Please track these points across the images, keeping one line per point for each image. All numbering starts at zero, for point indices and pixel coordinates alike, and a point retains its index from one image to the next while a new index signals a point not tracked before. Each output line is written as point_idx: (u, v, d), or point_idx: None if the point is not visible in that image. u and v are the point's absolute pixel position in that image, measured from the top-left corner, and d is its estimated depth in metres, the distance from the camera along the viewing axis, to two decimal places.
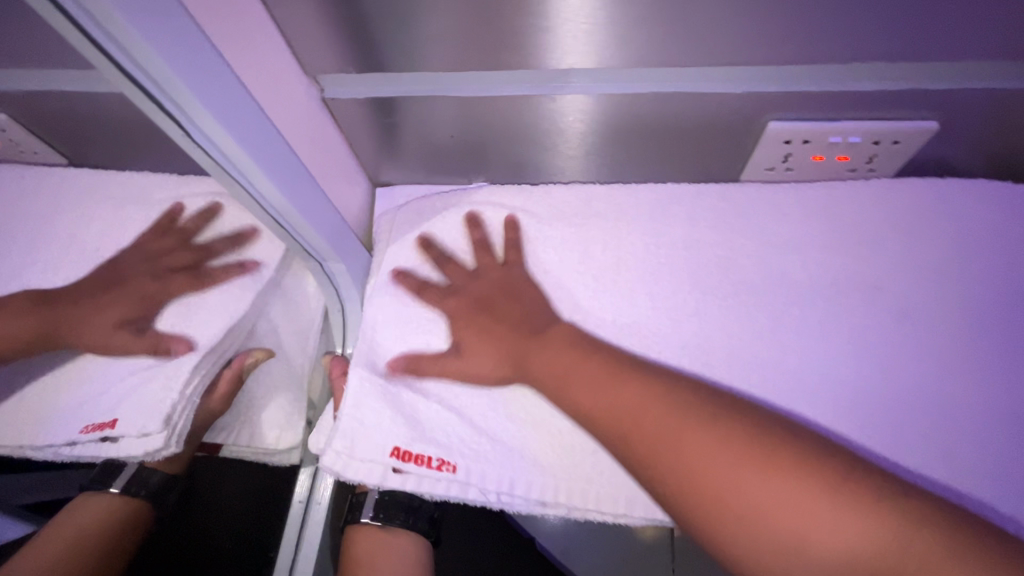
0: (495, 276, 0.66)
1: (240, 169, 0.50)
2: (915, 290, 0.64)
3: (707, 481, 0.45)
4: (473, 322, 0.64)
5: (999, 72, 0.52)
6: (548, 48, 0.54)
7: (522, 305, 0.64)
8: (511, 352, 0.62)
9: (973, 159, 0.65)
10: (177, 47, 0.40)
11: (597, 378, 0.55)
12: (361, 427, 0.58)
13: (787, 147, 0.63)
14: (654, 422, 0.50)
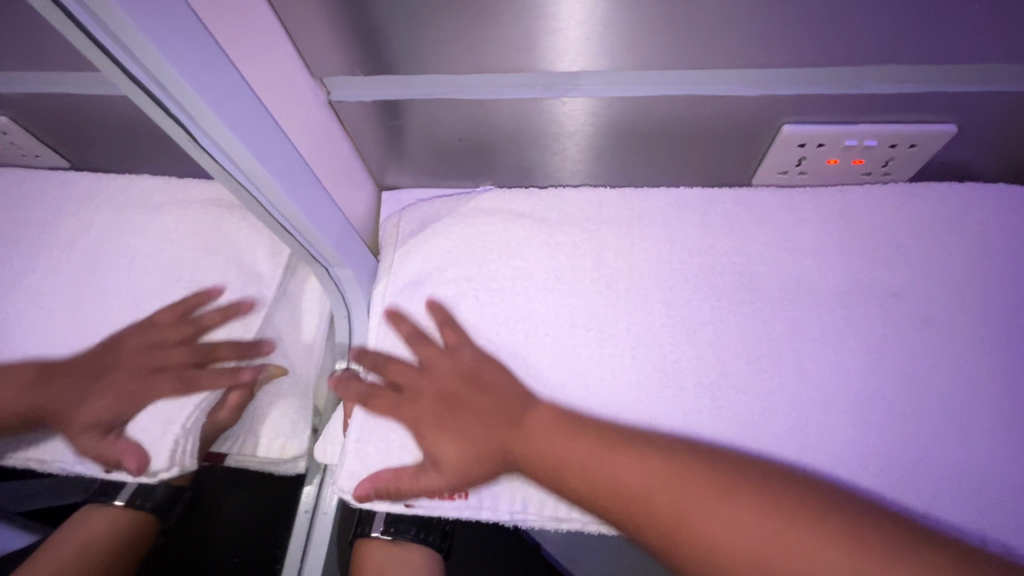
0: (455, 359, 0.59)
1: (246, 173, 0.48)
2: (959, 306, 0.58)
3: (702, 533, 0.47)
4: (438, 417, 0.57)
5: (1021, 75, 0.50)
6: (563, 49, 0.51)
7: (493, 389, 0.57)
8: (487, 447, 0.55)
9: (993, 165, 0.62)
10: (190, 56, 0.39)
11: (585, 443, 0.53)
12: (366, 466, 0.56)
13: (801, 151, 0.60)
14: (649, 487, 0.50)
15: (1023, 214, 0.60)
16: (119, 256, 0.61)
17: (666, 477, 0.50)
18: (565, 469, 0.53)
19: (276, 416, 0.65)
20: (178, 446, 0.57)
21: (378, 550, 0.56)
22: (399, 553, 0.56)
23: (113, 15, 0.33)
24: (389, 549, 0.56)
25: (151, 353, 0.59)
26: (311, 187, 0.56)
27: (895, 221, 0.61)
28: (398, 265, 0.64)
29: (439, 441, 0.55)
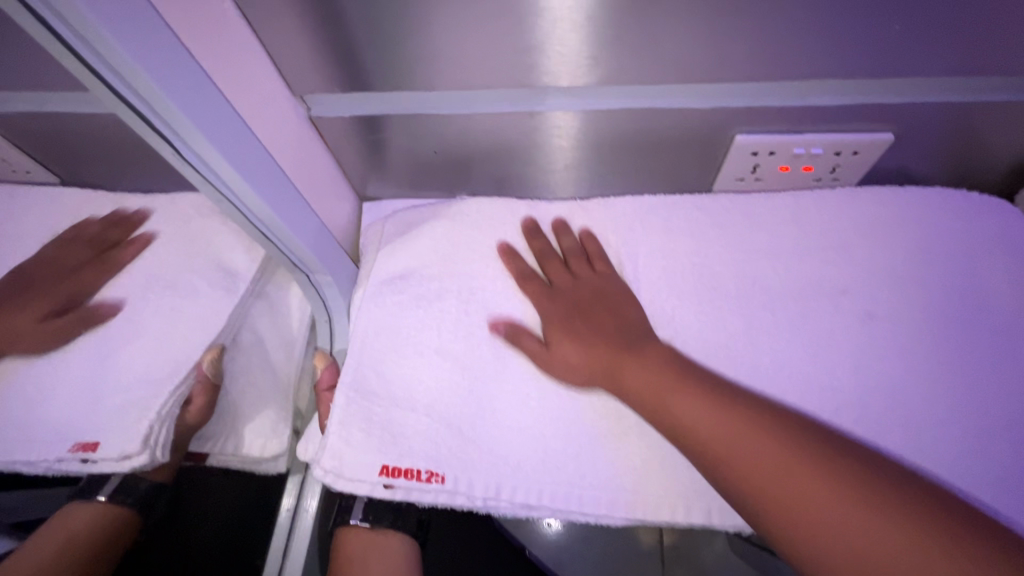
0: (599, 282, 0.61)
1: (224, 183, 0.52)
2: (913, 302, 0.61)
3: (776, 484, 0.45)
4: (568, 316, 0.60)
5: (949, 87, 0.55)
6: (529, 67, 0.55)
7: (625, 315, 0.59)
8: (602, 362, 0.57)
9: (935, 171, 0.66)
10: (172, 72, 0.42)
11: (697, 396, 0.51)
12: (349, 448, 0.54)
13: (754, 159, 0.64)
14: (719, 430, 0.49)
15: (965, 211, 0.64)
16: None
17: (765, 445, 0.47)
18: (670, 411, 0.52)
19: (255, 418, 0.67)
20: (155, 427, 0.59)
21: (357, 539, 0.56)
22: (376, 543, 0.56)
23: (103, 40, 0.36)
24: (368, 537, 0.56)
25: (62, 260, 0.59)
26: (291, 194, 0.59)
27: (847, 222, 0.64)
28: (380, 264, 0.65)
29: (558, 340, 0.58)
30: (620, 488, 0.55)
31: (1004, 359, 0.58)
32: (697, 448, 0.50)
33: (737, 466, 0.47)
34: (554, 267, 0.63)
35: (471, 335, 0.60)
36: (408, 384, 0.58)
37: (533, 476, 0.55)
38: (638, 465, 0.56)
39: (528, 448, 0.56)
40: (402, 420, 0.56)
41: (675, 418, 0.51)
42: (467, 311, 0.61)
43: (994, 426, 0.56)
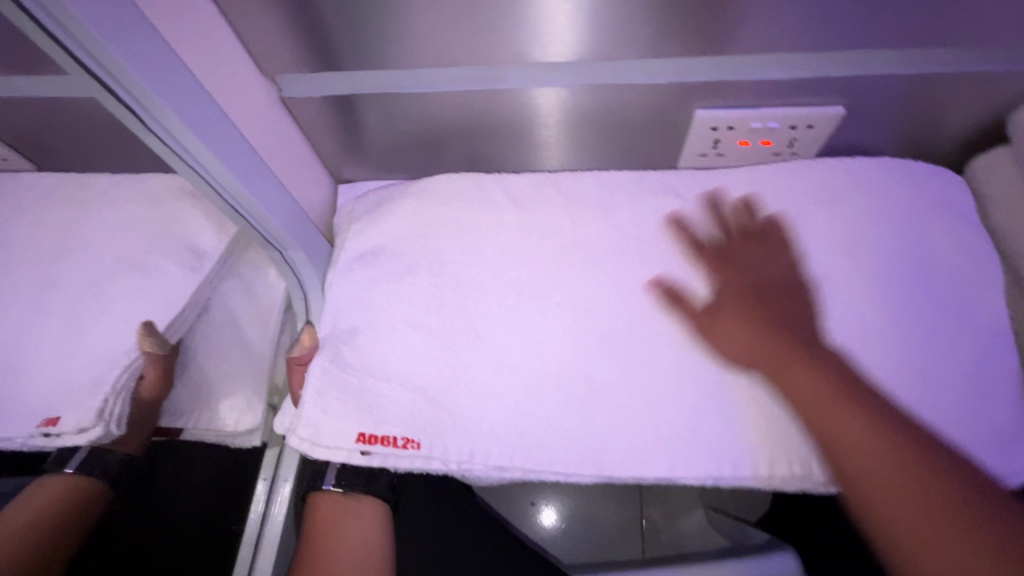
0: (761, 271, 0.58)
1: (195, 158, 0.53)
2: (877, 262, 0.62)
3: (912, 521, 0.42)
4: (742, 304, 0.56)
5: (895, 60, 0.57)
6: (493, 44, 0.57)
7: (806, 315, 0.55)
8: (772, 353, 0.52)
9: (890, 145, 0.68)
10: (138, 47, 0.43)
11: (868, 423, 0.46)
12: (325, 416, 0.56)
13: (715, 135, 0.66)
14: (853, 446, 0.46)
15: (918, 180, 0.66)
16: (76, 249, 0.63)
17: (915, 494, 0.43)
18: (838, 429, 0.47)
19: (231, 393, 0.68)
20: (111, 406, 0.59)
21: (330, 505, 0.58)
22: (348, 509, 0.58)
23: (66, 12, 0.37)
24: (340, 503, 0.58)
25: None
26: (263, 171, 0.60)
27: (808, 189, 0.66)
28: (353, 240, 0.66)
29: (720, 321, 0.57)
30: (590, 448, 0.56)
31: (954, 320, 0.61)
32: (850, 468, 0.46)
33: (881, 496, 0.44)
34: (736, 246, 0.61)
35: (443, 306, 0.60)
36: (381, 355, 0.59)
37: (504, 441, 0.56)
38: (609, 428, 0.56)
39: (498, 415, 0.57)
40: (375, 388, 0.57)
41: (840, 437, 0.47)
42: (438, 285, 0.61)
43: (943, 383, 0.58)
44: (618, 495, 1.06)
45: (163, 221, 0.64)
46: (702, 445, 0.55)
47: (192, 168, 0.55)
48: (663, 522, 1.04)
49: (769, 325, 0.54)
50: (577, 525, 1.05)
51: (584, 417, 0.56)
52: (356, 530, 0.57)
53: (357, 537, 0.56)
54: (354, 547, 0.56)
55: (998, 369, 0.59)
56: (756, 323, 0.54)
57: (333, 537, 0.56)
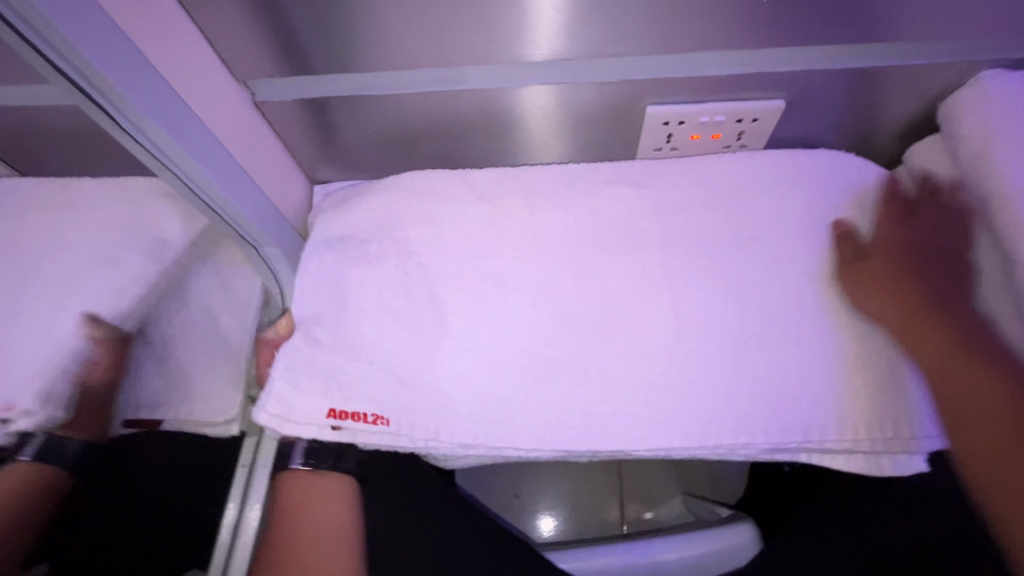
0: (894, 235, 0.63)
1: (170, 156, 0.55)
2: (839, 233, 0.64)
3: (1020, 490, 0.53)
4: (900, 265, 0.61)
5: (829, 55, 0.61)
6: (454, 46, 0.61)
7: (957, 280, 0.60)
8: (914, 321, 0.59)
9: (833, 137, 0.72)
10: (111, 53, 0.46)
11: (1011, 412, 0.54)
12: (294, 392, 0.59)
13: (667, 129, 0.70)
14: (972, 410, 0.55)
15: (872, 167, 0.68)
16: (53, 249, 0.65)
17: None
18: (960, 401, 0.56)
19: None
20: (51, 388, 0.63)
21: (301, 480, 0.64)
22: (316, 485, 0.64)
23: (42, 19, 0.40)
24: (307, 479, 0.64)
25: None
26: (237, 172, 0.63)
27: (767, 171, 0.67)
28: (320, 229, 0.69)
29: (863, 296, 0.60)
30: (550, 424, 0.59)
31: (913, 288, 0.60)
32: (962, 432, 0.56)
33: (999, 465, 0.54)
34: (892, 203, 0.64)
35: (411, 296, 0.63)
36: (353, 337, 0.62)
37: (469, 420, 0.59)
38: (567, 405, 0.60)
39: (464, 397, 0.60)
40: (346, 367, 0.61)
41: (958, 400, 0.56)
42: (407, 276, 0.64)
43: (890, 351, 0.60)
44: (599, 487, 1.10)
45: (136, 219, 0.66)
46: (656, 420, 0.59)
47: (166, 166, 0.57)
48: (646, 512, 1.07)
49: (906, 292, 0.60)
50: (559, 515, 1.08)
51: (545, 397, 0.60)
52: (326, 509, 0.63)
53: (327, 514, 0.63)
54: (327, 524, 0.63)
55: None
56: (892, 295, 0.60)
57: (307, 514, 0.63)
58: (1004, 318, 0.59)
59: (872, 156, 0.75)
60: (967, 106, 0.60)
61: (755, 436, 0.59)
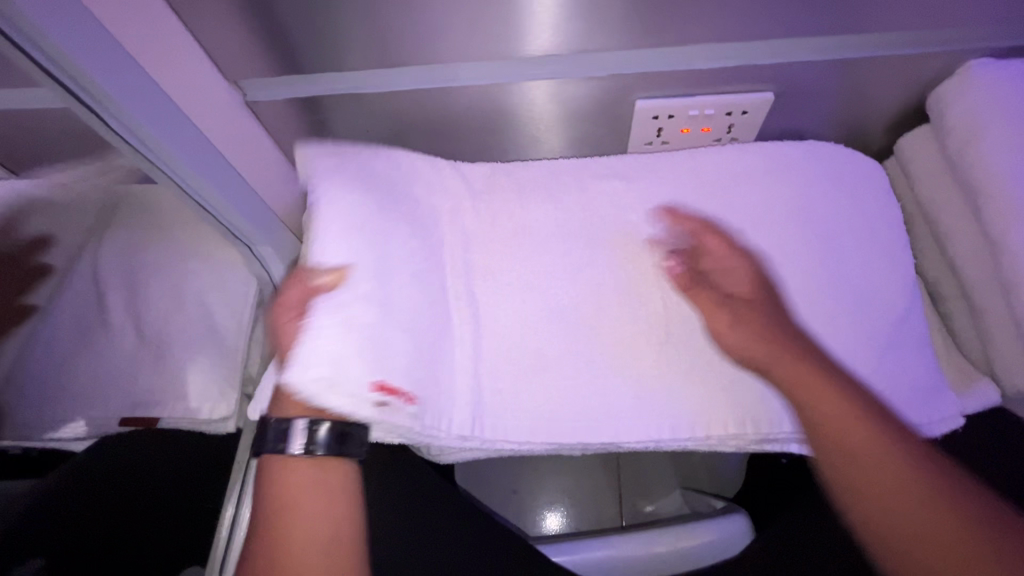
0: (745, 268, 0.61)
1: (161, 158, 0.56)
2: (835, 223, 0.63)
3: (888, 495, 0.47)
4: (737, 299, 0.60)
5: (819, 47, 0.61)
6: (441, 42, 0.61)
7: (786, 314, 0.59)
8: (762, 347, 0.57)
9: (826, 130, 0.72)
10: (97, 54, 0.47)
11: (872, 426, 0.50)
12: (341, 352, 0.50)
13: (657, 123, 0.70)
14: (838, 426, 0.51)
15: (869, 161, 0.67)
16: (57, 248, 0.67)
17: (914, 483, 0.47)
18: (820, 409, 0.52)
19: (201, 381, 0.69)
20: None
21: (303, 474, 0.53)
22: (318, 484, 0.53)
23: (31, 24, 0.41)
24: (312, 471, 0.53)
25: None
26: (228, 172, 0.63)
27: (757, 163, 0.67)
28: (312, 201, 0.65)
29: (731, 326, 0.59)
30: (541, 418, 0.60)
31: (890, 280, 0.61)
32: (825, 440, 0.51)
33: (858, 482, 0.49)
34: (713, 241, 0.62)
35: None
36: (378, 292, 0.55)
37: (462, 414, 0.59)
38: (557, 398, 0.60)
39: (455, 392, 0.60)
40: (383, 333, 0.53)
41: (817, 404, 0.52)
42: None
43: (878, 340, 0.59)
44: (599, 484, 1.10)
45: (131, 215, 0.68)
46: (647, 413, 0.60)
47: (155, 166, 0.57)
48: (643, 505, 1.07)
49: (759, 323, 0.58)
50: (556, 510, 1.09)
51: (535, 392, 0.61)
52: (328, 518, 0.52)
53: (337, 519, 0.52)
54: (343, 523, 0.52)
55: (918, 327, 0.61)
56: (746, 323, 0.58)
57: (309, 522, 0.51)
58: (992, 307, 0.59)
59: (865, 147, 0.75)
60: (955, 96, 0.60)
61: (745, 428, 0.59)
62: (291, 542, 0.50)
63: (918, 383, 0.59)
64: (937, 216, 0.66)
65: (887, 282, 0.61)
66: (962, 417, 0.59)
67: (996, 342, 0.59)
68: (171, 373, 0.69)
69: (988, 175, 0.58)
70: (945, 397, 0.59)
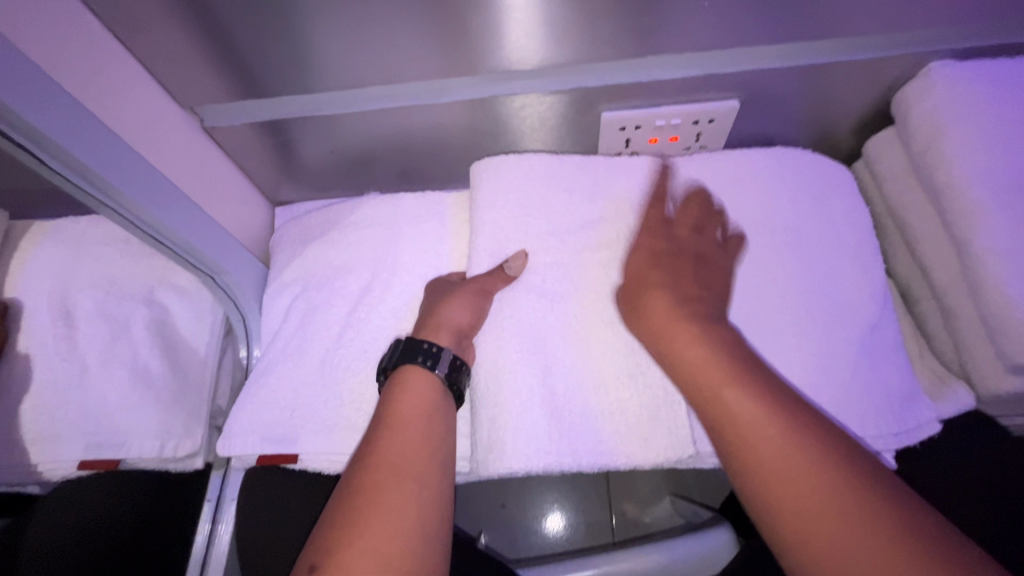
0: (699, 243, 0.61)
1: (104, 192, 0.54)
2: (807, 229, 0.63)
3: (761, 449, 0.47)
4: (651, 263, 0.60)
5: (780, 54, 0.60)
6: (396, 62, 0.60)
7: (709, 283, 0.59)
8: (670, 329, 0.55)
9: (797, 135, 0.72)
10: (16, 80, 0.45)
11: (758, 401, 0.49)
12: (667, 394, 0.57)
13: (624, 134, 0.69)
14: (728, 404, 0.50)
15: (838, 166, 0.67)
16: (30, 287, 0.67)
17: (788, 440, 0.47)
18: (721, 408, 0.50)
19: (165, 418, 0.66)
20: None
21: (409, 404, 0.53)
22: (434, 396, 0.54)
23: None
24: (432, 393, 0.54)
25: None
26: (183, 203, 0.61)
27: (726, 172, 0.66)
28: (314, 251, 0.68)
29: (648, 302, 0.57)
30: (536, 439, 0.56)
31: (863, 284, 0.61)
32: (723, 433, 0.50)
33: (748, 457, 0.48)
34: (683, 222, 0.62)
35: (372, 320, 0.63)
36: (381, 342, 0.63)
37: None
38: (568, 428, 0.56)
39: (496, 438, 0.56)
40: (622, 393, 0.57)
41: (713, 400, 0.51)
42: (366, 299, 0.64)
43: (857, 350, 0.58)
44: (587, 490, 1.07)
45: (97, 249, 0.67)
46: (643, 446, 0.56)
47: (109, 207, 0.56)
48: (631, 514, 1.06)
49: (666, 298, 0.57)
50: (541, 522, 1.06)
51: (535, 419, 0.56)
52: (428, 426, 0.51)
53: (436, 435, 0.51)
54: (442, 431, 0.52)
55: (891, 332, 0.60)
56: (661, 300, 0.57)
57: (410, 434, 0.50)
58: (961, 309, 0.59)
59: (836, 150, 0.74)
60: (917, 98, 0.60)
61: None
62: (388, 453, 0.49)
63: (894, 389, 0.58)
64: (906, 219, 0.65)
65: (859, 286, 0.61)
66: (938, 422, 0.59)
67: (968, 344, 0.59)
68: (132, 412, 0.65)
69: (952, 177, 0.57)
70: (921, 402, 0.58)
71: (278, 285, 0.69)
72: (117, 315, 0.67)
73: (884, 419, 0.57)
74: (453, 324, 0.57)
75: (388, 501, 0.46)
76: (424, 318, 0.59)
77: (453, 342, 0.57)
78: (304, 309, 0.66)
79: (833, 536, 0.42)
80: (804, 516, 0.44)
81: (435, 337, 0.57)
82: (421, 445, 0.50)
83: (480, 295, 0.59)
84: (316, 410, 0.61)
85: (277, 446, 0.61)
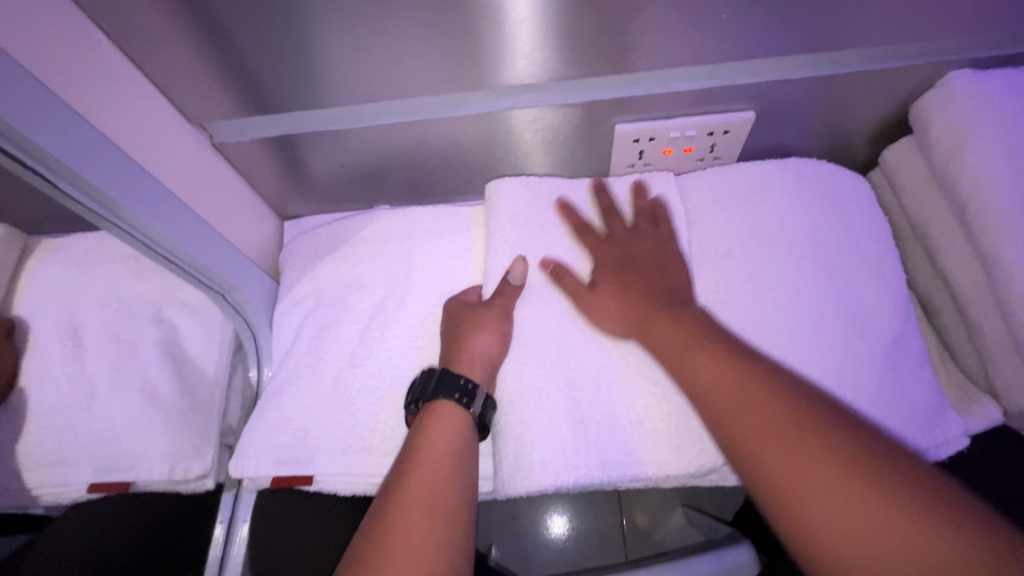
0: (658, 245, 0.62)
1: (114, 213, 0.53)
2: (827, 240, 0.62)
3: (714, 390, 0.49)
4: (615, 271, 0.61)
5: (797, 65, 0.60)
6: (407, 77, 0.59)
7: (673, 276, 0.60)
8: (637, 311, 0.58)
9: (812, 146, 0.71)
10: (27, 103, 0.45)
11: (712, 353, 0.51)
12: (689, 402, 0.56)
13: (637, 147, 0.69)
14: (698, 373, 0.50)
15: (856, 177, 0.66)
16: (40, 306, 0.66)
17: (746, 383, 0.48)
18: (692, 376, 0.51)
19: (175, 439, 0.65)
20: None
21: (437, 440, 0.51)
22: (462, 435, 0.53)
23: None
24: (462, 428, 0.53)
25: None
26: (193, 221, 0.61)
27: (742, 184, 0.65)
28: (327, 267, 0.67)
29: (603, 292, 0.60)
30: (564, 457, 0.55)
31: (885, 296, 0.60)
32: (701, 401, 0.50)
33: (727, 420, 0.47)
34: (617, 225, 0.64)
35: (386, 338, 0.63)
36: (395, 360, 0.62)
37: None
38: (595, 443, 0.55)
39: (523, 458, 0.55)
40: (646, 406, 0.56)
41: (686, 370, 0.51)
42: (379, 316, 0.64)
43: (880, 365, 0.57)
44: (596, 498, 1.06)
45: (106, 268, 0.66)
46: (674, 456, 0.55)
47: (122, 230, 0.55)
48: (643, 522, 1.04)
49: (631, 293, 0.59)
50: (552, 531, 1.05)
51: (562, 438, 0.55)
52: (456, 467, 0.50)
53: (462, 477, 0.50)
54: (468, 476, 0.50)
55: (914, 347, 0.59)
56: (623, 296, 0.59)
57: (436, 475, 0.49)
58: (988, 321, 0.58)
59: (851, 160, 0.73)
60: (936, 108, 0.59)
61: None
62: (412, 493, 0.47)
63: (920, 404, 0.57)
64: (926, 230, 0.65)
65: (882, 300, 0.60)
66: (966, 437, 0.58)
67: (995, 358, 0.58)
68: (142, 433, 0.64)
69: (974, 187, 0.57)
70: (949, 417, 0.58)
71: (289, 301, 0.68)
72: (127, 334, 0.67)
73: (913, 435, 0.56)
74: (480, 356, 0.57)
75: (409, 536, 0.44)
76: (449, 348, 0.58)
77: (486, 377, 0.56)
78: (317, 327, 0.65)
79: (808, 474, 0.41)
80: (791, 477, 0.42)
81: (469, 372, 0.56)
82: (444, 487, 0.48)
83: (504, 317, 0.59)
84: (331, 431, 0.60)
85: (291, 467, 0.60)
